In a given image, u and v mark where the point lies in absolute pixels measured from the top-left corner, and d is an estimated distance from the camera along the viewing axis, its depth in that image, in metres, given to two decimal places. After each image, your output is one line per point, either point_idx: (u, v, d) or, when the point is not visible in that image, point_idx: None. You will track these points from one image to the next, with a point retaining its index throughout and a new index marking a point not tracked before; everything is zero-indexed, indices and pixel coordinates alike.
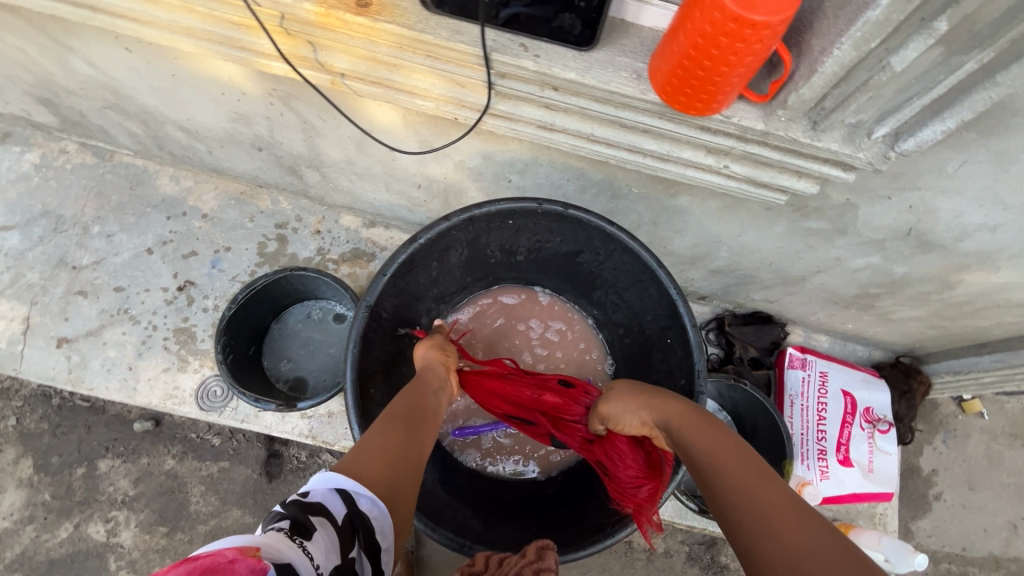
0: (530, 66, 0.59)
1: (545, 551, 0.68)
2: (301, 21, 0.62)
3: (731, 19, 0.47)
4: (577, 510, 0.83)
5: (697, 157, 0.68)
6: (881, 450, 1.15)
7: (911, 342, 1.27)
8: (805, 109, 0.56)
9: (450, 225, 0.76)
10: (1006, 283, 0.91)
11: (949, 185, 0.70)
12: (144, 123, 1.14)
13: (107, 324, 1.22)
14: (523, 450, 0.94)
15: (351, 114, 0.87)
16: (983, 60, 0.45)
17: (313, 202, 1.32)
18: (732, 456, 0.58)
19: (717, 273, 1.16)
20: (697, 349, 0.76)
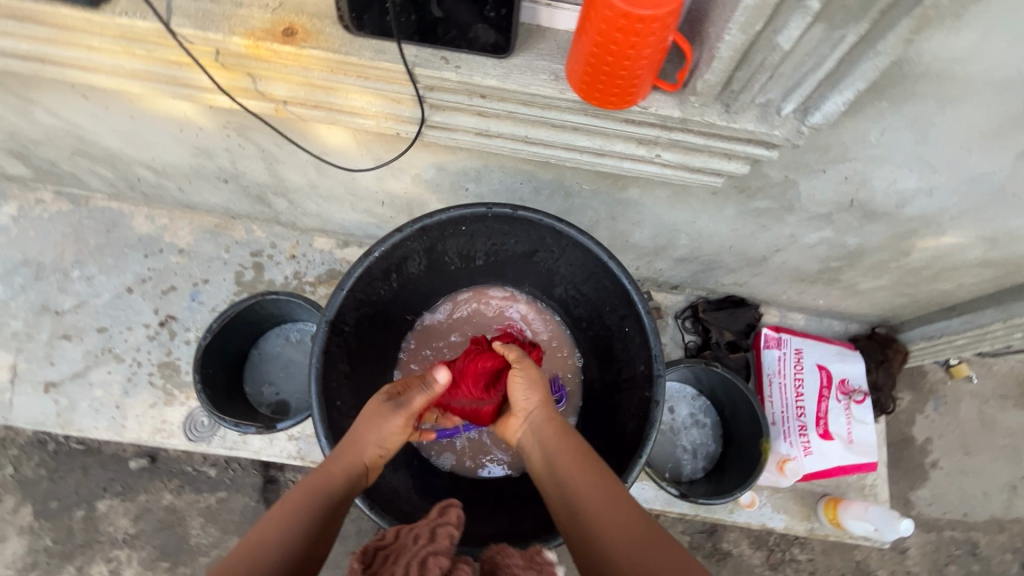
0: (452, 77, 0.61)
1: (448, 508, 0.64)
2: (234, 55, 0.65)
3: (621, 15, 0.50)
4: None
5: (629, 149, 0.71)
6: (859, 420, 1.16)
7: (883, 312, 1.29)
8: (715, 93, 0.59)
9: (403, 236, 0.79)
10: (956, 245, 0.93)
11: (877, 154, 0.73)
12: (113, 166, 1.17)
13: (92, 365, 1.25)
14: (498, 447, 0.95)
15: (304, 139, 0.90)
16: (860, 33, 0.48)
17: (286, 228, 1.35)
18: (604, 499, 0.62)
19: (682, 262, 1.18)
20: (653, 334, 0.78)
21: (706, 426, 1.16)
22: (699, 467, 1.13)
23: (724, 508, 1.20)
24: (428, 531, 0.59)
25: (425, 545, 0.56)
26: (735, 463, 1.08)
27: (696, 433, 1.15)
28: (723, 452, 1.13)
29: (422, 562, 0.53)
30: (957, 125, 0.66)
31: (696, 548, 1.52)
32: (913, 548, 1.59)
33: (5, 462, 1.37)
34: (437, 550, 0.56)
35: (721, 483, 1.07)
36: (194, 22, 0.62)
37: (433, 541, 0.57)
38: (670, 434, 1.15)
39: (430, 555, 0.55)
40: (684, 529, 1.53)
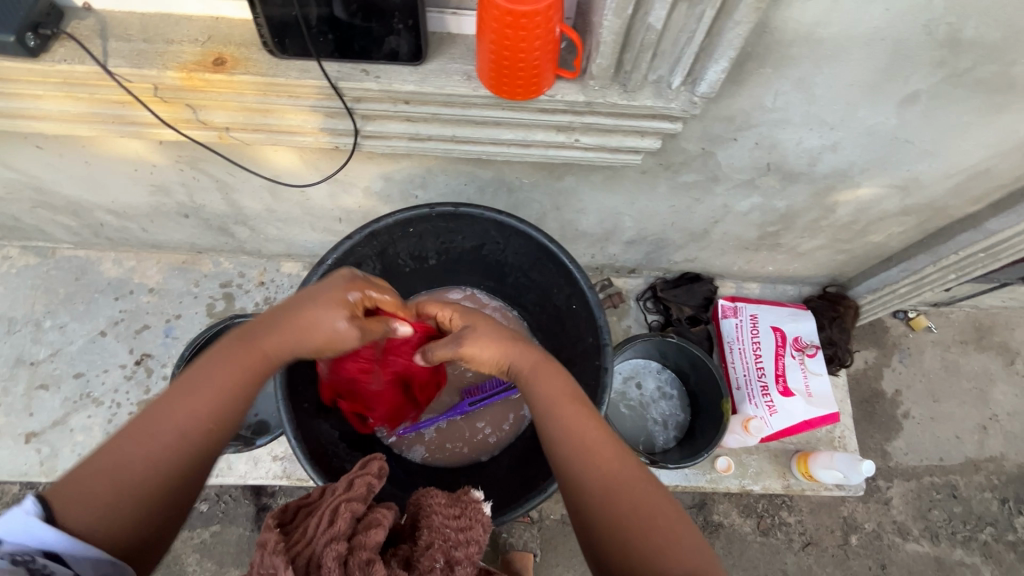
0: (374, 86, 0.67)
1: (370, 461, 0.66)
2: (172, 89, 0.70)
3: (506, 13, 0.56)
4: (517, 478, 0.91)
5: (550, 137, 0.76)
6: (815, 373, 1.22)
7: (830, 272, 1.36)
8: (610, 75, 0.65)
9: (353, 242, 0.83)
10: (874, 196, 1.00)
11: (777, 118, 0.80)
12: (75, 214, 1.21)
13: (72, 410, 1.26)
14: (463, 436, 1.03)
15: (254, 164, 0.94)
16: (716, 6, 0.55)
17: (253, 257, 1.39)
18: (600, 444, 0.64)
19: (633, 244, 1.24)
20: (597, 307, 0.83)
21: (673, 398, 1.20)
22: (671, 436, 1.17)
23: (702, 476, 1.24)
24: (349, 484, 0.62)
25: (342, 494, 0.61)
26: (703, 428, 1.12)
27: (665, 405, 1.20)
28: (691, 419, 1.17)
29: (336, 510, 0.58)
30: (837, 82, 0.73)
31: None
32: (897, 498, 1.64)
33: None
34: (354, 498, 0.60)
35: (692, 448, 1.12)
36: (129, 61, 0.67)
37: (350, 490, 0.61)
38: (639, 409, 1.19)
39: (346, 502, 0.59)
40: None
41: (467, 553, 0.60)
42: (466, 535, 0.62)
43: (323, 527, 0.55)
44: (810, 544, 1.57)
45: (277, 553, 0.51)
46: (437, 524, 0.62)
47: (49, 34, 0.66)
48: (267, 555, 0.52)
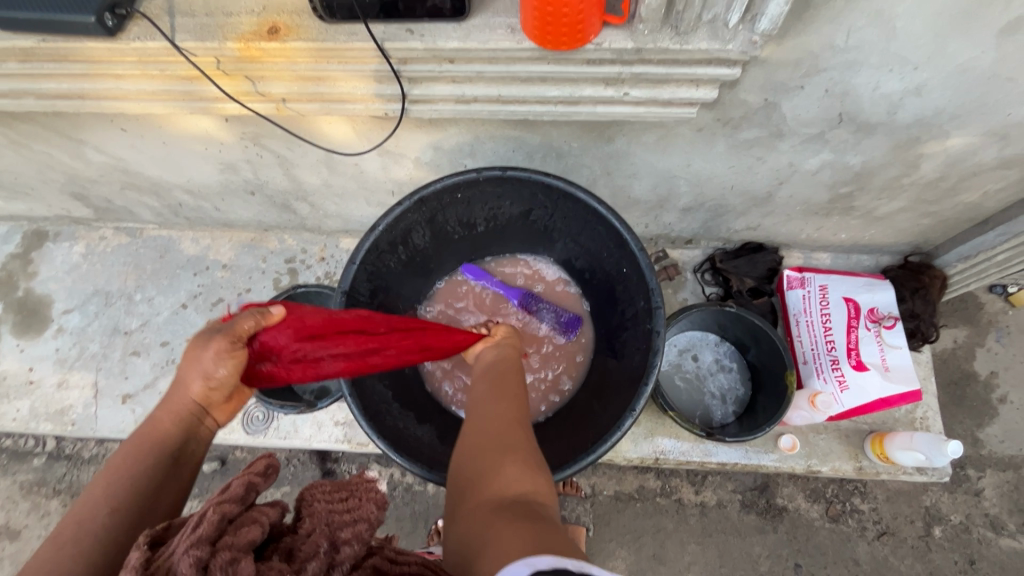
0: (419, 45, 0.67)
1: (266, 463, 0.55)
2: (234, 60, 0.73)
3: None
4: (575, 434, 0.85)
5: (598, 92, 0.74)
6: (892, 346, 1.12)
7: (914, 239, 1.24)
8: (661, 17, 0.61)
9: (404, 209, 0.85)
10: (967, 146, 0.90)
11: (852, 58, 0.73)
12: (157, 194, 1.31)
13: (160, 375, 1.39)
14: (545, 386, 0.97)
15: (312, 137, 0.97)
16: None
17: (314, 234, 1.46)
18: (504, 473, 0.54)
19: (689, 211, 1.19)
20: (649, 269, 0.80)
21: (733, 371, 1.16)
22: (730, 411, 1.13)
23: (766, 455, 1.18)
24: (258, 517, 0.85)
25: (218, 496, 0.49)
26: (766, 402, 1.07)
27: (724, 378, 1.15)
28: (751, 394, 1.12)
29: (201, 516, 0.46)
30: (923, 12, 0.65)
31: (749, 506, 1.50)
32: (989, 489, 1.49)
33: None
34: (227, 500, 0.48)
35: (751, 423, 1.07)
36: (195, 35, 0.70)
37: (223, 492, 0.49)
38: (696, 382, 1.15)
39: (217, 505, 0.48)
40: (734, 487, 1.51)
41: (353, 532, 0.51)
42: (353, 514, 0.52)
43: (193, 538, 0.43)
44: (886, 534, 1.47)
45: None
46: (320, 514, 0.51)
47: (124, 14, 0.70)
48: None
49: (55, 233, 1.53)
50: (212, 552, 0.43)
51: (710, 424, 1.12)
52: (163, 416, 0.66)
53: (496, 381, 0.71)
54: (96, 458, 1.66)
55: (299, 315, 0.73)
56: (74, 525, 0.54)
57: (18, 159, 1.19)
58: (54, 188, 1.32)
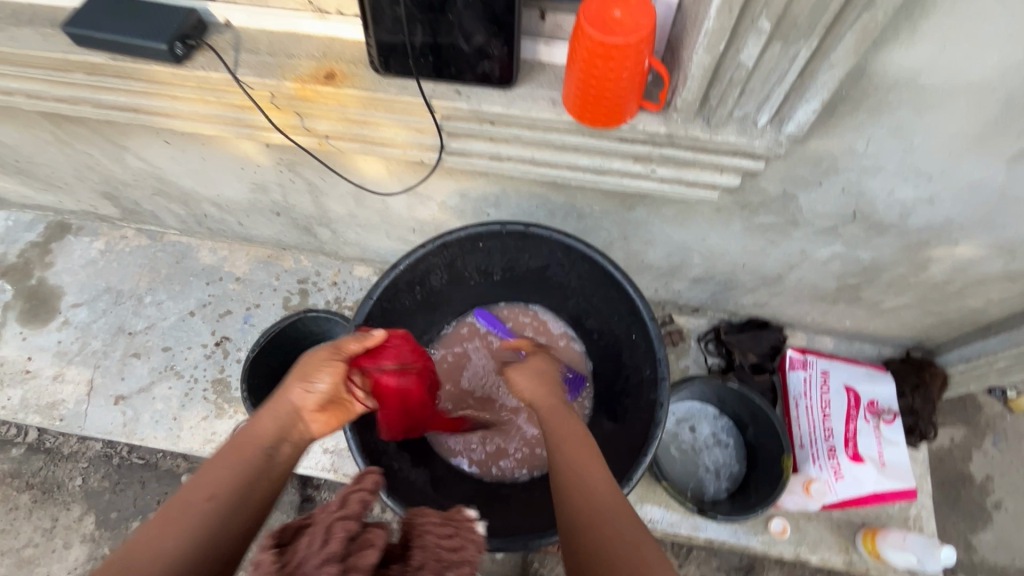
0: (464, 106, 0.71)
1: (370, 477, 0.55)
2: (288, 97, 0.77)
3: (597, 45, 0.58)
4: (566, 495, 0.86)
5: (627, 166, 0.77)
6: (889, 441, 1.12)
7: (917, 335, 1.26)
8: (694, 109, 0.65)
9: (426, 251, 0.88)
10: (973, 256, 0.93)
11: (869, 164, 0.76)
12: (185, 203, 1.34)
13: (156, 380, 1.39)
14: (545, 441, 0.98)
15: (345, 171, 1.01)
16: (812, 48, 0.54)
17: (330, 258, 1.48)
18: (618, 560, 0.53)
19: (699, 282, 1.21)
20: (658, 339, 0.81)
21: (729, 446, 1.15)
22: (723, 487, 1.11)
23: (755, 537, 1.16)
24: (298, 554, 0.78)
25: (336, 509, 0.49)
26: (760, 483, 1.06)
27: (719, 453, 1.15)
28: (746, 473, 1.11)
29: (329, 528, 0.46)
30: (939, 132, 0.69)
31: None
32: None
33: (109, 483, 1.61)
34: (348, 516, 0.48)
35: (743, 503, 1.05)
36: (256, 71, 0.75)
37: (343, 506, 0.49)
38: (691, 453, 1.15)
39: (340, 519, 0.47)
40: (719, 565, 1.47)
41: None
42: (459, 554, 0.50)
43: (324, 553, 0.43)
44: None
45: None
46: (429, 546, 0.50)
47: (194, 45, 0.75)
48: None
49: (78, 227, 1.56)
50: (341, 571, 0.43)
51: (701, 499, 1.10)
52: (268, 419, 0.65)
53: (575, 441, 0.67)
54: (75, 456, 1.64)
55: (394, 345, 0.80)
56: (182, 506, 0.55)
57: (58, 156, 1.24)
58: (87, 185, 1.36)
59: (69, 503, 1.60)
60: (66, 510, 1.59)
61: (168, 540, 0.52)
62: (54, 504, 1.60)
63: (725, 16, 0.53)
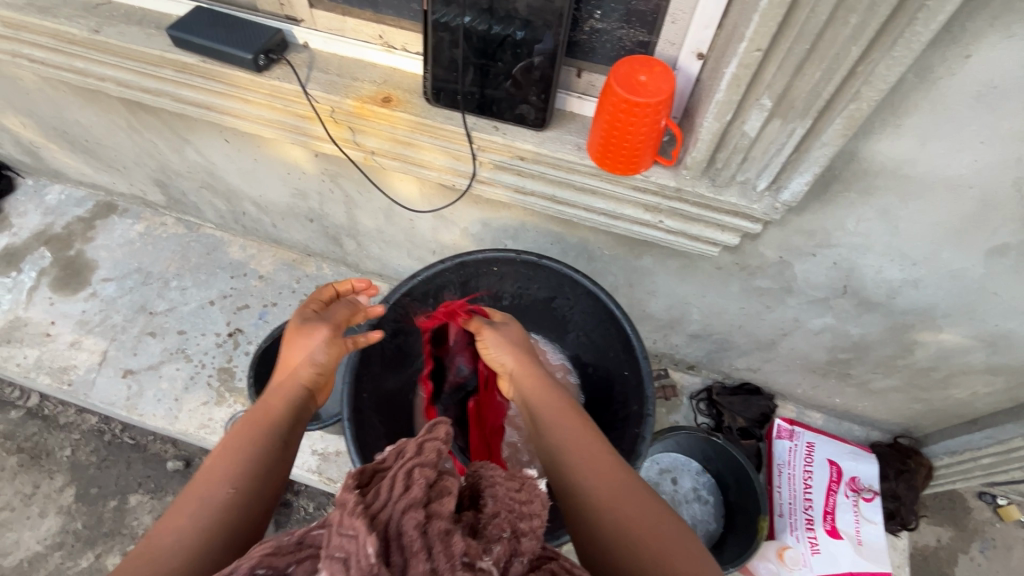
0: (500, 140, 0.81)
1: (437, 427, 0.60)
2: (345, 113, 0.87)
3: (622, 101, 0.67)
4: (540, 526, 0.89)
5: (637, 213, 0.85)
6: (868, 520, 1.12)
7: (904, 421, 1.28)
8: (702, 168, 0.73)
9: (444, 267, 0.95)
10: (957, 345, 0.98)
11: (858, 241, 0.83)
12: (227, 200, 1.45)
13: (166, 360, 1.44)
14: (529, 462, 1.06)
15: (381, 187, 1.10)
16: (806, 127, 0.62)
17: (350, 269, 1.56)
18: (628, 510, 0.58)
19: (696, 338, 1.26)
20: (648, 377, 0.86)
21: (709, 503, 1.16)
22: None
23: None
24: None
25: (411, 457, 0.54)
26: (735, 543, 1.07)
27: (698, 508, 1.16)
28: (723, 531, 1.12)
29: (409, 473, 0.51)
30: (922, 220, 0.76)
31: None
32: None
33: (96, 457, 1.64)
34: (425, 463, 0.53)
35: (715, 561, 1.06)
36: (323, 88, 0.85)
37: (419, 454, 0.54)
38: (671, 505, 1.16)
39: (416, 467, 0.52)
40: None
41: (531, 530, 0.53)
42: (529, 507, 0.55)
43: (400, 492, 0.49)
44: None
45: (359, 515, 0.46)
46: (500, 496, 0.56)
47: (274, 59, 0.86)
48: (348, 516, 0.46)
49: (123, 209, 1.67)
50: (428, 515, 0.48)
51: None
52: (274, 403, 0.67)
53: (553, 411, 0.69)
54: (69, 426, 1.67)
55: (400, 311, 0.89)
56: (197, 503, 0.56)
57: (125, 141, 1.36)
58: (142, 171, 1.47)
59: (53, 472, 1.61)
60: (49, 479, 1.60)
61: (204, 517, 0.54)
62: (39, 471, 1.62)
63: (734, 90, 0.61)
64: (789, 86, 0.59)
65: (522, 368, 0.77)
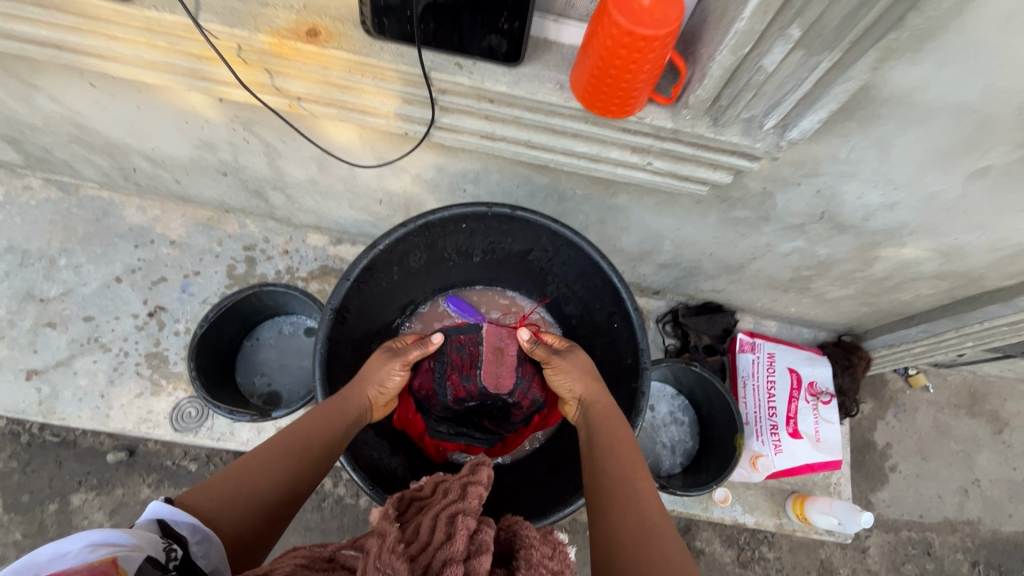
0: (466, 82, 0.67)
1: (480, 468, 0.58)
2: (258, 51, 0.68)
3: (625, 34, 0.55)
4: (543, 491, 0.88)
5: (624, 156, 0.76)
6: (826, 420, 1.23)
7: (848, 321, 1.37)
8: (705, 107, 0.65)
9: (406, 231, 0.83)
10: (915, 257, 1.02)
11: (845, 170, 0.80)
12: (109, 155, 1.17)
13: (77, 353, 1.24)
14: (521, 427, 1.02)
15: (311, 135, 0.92)
16: (834, 60, 0.54)
17: (281, 224, 1.37)
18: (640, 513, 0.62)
19: (665, 267, 1.24)
20: (641, 329, 0.82)
21: (684, 424, 1.21)
22: (677, 462, 1.18)
23: (698, 504, 1.26)
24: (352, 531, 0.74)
25: (454, 500, 0.52)
26: (711, 458, 1.13)
27: (675, 430, 1.21)
28: (699, 448, 1.19)
29: (448, 520, 0.49)
30: (915, 147, 0.73)
31: None
32: (873, 547, 1.67)
33: (18, 462, 1.45)
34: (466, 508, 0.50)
35: (695, 477, 1.13)
36: (221, 18, 0.65)
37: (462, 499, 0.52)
38: (651, 431, 1.20)
39: (456, 513, 0.49)
40: None
41: None
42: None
43: (441, 541, 0.46)
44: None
45: (396, 556, 0.43)
46: (535, 561, 0.49)
47: None
48: (384, 552, 0.44)
49: None
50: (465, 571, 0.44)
51: (657, 471, 1.17)
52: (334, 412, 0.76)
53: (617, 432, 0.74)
54: None
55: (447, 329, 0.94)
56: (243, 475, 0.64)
57: None
58: None
59: None
60: None
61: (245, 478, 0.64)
62: None
63: (759, 17, 0.51)
64: (823, 12, 0.50)
65: (590, 394, 0.81)
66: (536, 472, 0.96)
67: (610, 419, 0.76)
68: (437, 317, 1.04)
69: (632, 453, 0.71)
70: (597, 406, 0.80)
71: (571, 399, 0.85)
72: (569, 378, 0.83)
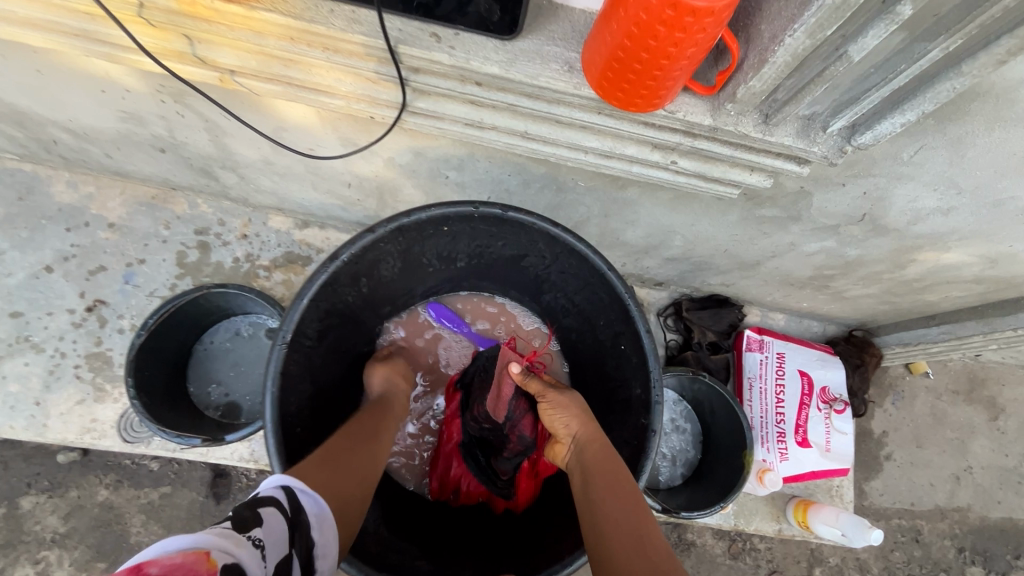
0: (445, 59, 0.51)
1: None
2: (164, 11, 0.52)
3: (668, 5, 0.40)
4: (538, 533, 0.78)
5: (643, 153, 0.61)
6: (838, 429, 1.14)
7: (862, 317, 1.27)
8: (756, 101, 0.50)
9: (376, 238, 0.69)
10: (957, 261, 0.90)
11: (904, 171, 0.67)
12: (20, 124, 0.98)
13: (6, 355, 1.09)
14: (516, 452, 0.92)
15: (257, 112, 0.75)
16: (947, 49, 0.40)
17: (236, 204, 1.19)
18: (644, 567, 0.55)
19: (672, 261, 1.11)
20: (653, 356, 0.70)
21: (686, 432, 1.13)
22: (677, 473, 1.11)
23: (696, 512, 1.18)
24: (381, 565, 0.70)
25: None
26: (715, 472, 1.05)
27: (676, 439, 1.12)
28: (701, 459, 1.11)
29: None
30: (997, 149, 0.60)
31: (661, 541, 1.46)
32: None
33: None
34: None
35: (697, 493, 1.05)
36: None
37: None
38: None
39: None
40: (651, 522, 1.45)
41: None
42: None
43: None
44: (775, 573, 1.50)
45: None
46: None
47: None
48: None
49: None
50: None
51: (655, 483, 1.09)
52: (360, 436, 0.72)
53: (610, 471, 0.65)
54: None
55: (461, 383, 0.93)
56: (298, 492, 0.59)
57: None
58: None
59: None
60: None
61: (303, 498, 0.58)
62: None
63: None
64: None
65: (585, 434, 0.71)
66: (530, 516, 0.84)
67: (606, 461, 0.67)
68: (419, 331, 0.94)
69: (628, 492, 0.63)
70: (594, 447, 0.70)
71: (564, 438, 0.74)
72: (564, 417, 0.73)
